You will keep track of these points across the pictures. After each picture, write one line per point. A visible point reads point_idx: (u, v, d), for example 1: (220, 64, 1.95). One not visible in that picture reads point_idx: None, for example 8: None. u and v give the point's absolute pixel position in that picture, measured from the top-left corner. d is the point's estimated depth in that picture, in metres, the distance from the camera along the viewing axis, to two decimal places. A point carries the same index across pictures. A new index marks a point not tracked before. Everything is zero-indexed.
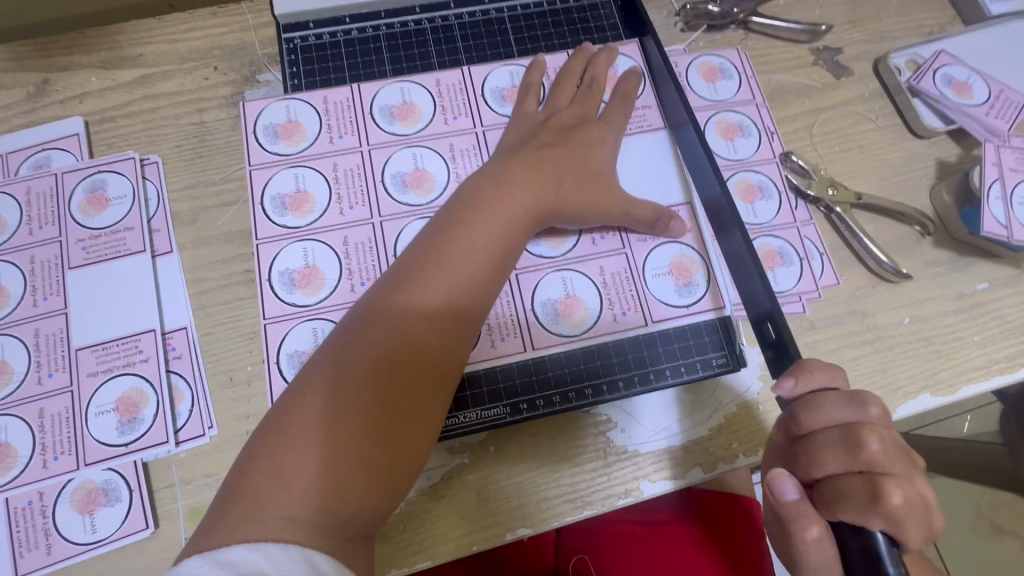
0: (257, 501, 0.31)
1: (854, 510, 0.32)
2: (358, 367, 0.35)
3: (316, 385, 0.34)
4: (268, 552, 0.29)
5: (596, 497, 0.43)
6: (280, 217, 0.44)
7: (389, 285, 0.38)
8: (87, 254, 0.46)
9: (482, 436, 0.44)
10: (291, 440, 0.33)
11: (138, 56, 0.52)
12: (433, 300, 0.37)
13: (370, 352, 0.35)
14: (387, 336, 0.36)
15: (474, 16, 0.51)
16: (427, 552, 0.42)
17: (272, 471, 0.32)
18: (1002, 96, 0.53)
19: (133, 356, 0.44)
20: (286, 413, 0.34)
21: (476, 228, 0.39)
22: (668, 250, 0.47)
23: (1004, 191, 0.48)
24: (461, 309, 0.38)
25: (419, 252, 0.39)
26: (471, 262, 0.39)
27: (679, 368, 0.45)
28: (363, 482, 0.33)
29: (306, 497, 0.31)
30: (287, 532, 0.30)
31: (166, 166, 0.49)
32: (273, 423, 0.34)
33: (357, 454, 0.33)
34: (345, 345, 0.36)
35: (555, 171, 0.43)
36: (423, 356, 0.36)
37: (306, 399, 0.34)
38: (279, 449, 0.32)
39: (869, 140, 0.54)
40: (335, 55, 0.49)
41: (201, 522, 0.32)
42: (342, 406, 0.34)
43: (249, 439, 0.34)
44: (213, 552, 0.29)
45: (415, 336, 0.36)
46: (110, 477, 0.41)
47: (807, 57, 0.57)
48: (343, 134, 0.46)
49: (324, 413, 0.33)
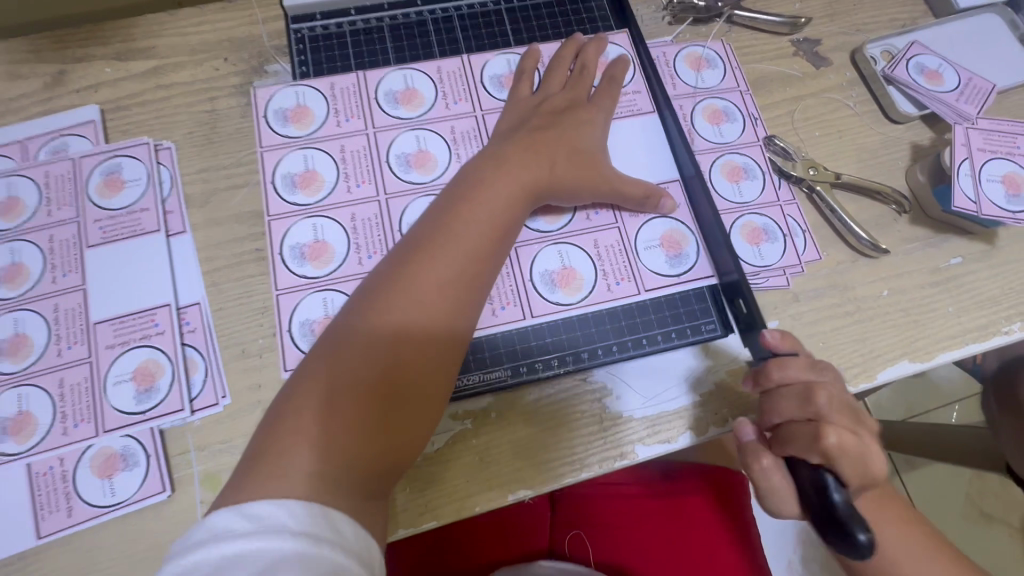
0: (280, 457, 0.33)
1: (799, 450, 0.36)
2: (373, 335, 0.37)
3: (332, 353, 0.37)
4: (290, 509, 0.30)
5: (593, 458, 0.45)
6: (291, 195, 0.47)
7: (397, 261, 0.40)
8: (103, 234, 0.48)
9: (485, 403, 0.46)
10: (313, 402, 0.35)
11: (150, 48, 0.55)
12: (442, 271, 0.39)
13: (381, 323, 0.37)
14: (397, 307, 0.38)
15: (472, 9, 0.54)
16: (433, 513, 0.44)
17: (293, 433, 0.34)
18: (971, 84, 0.56)
19: (149, 328, 0.46)
20: (305, 378, 0.36)
21: (479, 207, 0.42)
22: (658, 225, 0.50)
23: (973, 169, 0.51)
24: (467, 283, 0.40)
25: (428, 228, 0.41)
26: (475, 238, 0.41)
27: (670, 334, 0.48)
28: (379, 443, 0.35)
29: (328, 454, 0.33)
30: (309, 487, 0.32)
31: (179, 151, 0.51)
32: (292, 388, 0.36)
33: (372, 417, 0.35)
34: (358, 317, 0.38)
35: (549, 151, 0.46)
36: (431, 328, 0.38)
37: (322, 366, 0.36)
38: (299, 413, 0.34)
39: (847, 125, 0.57)
40: (341, 45, 0.52)
41: (226, 484, 0.33)
42: (359, 371, 0.36)
43: (271, 403, 0.36)
44: (240, 506, 0.30)
45: (426, 305, 0.38)
46: (128, 443, 0.43)
47: (788, 48, 0.60)
48: (349, 117, 0.49)
49: (342, 379, 0.35)
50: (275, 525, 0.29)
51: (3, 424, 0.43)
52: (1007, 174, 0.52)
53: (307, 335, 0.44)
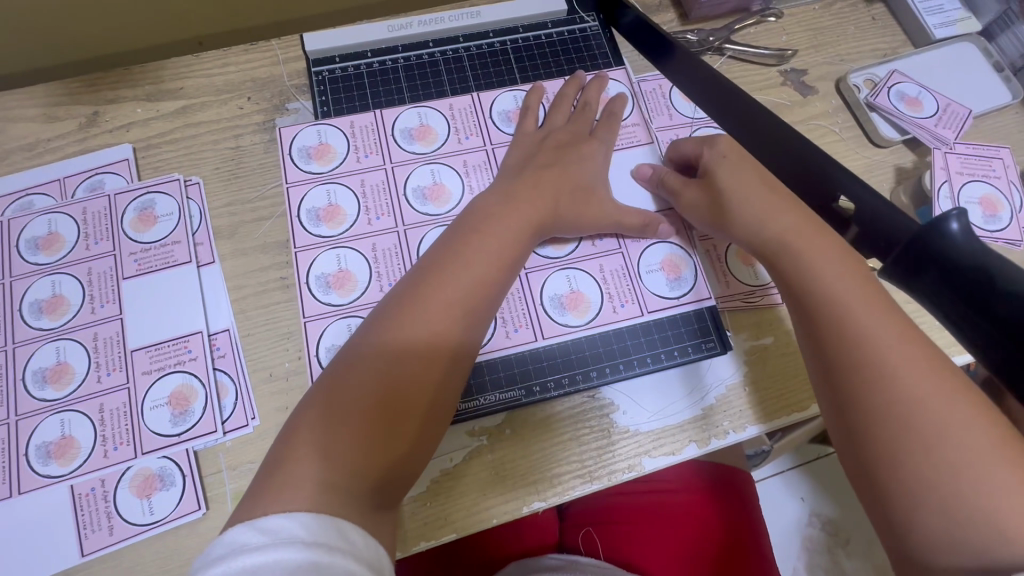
0: (294, 470, 0.35)
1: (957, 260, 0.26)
2: (383, 351, 0.39)
3: (349, 369, 0.39)
4: (302, 521, 0.32)
5: (602, 471, 0.48)
6: (316, 227, 0.50)
7: (408, 285, 0.42)
8: (139, 265, 0.51)
9: (499, 420, 0.49)
10: (324, 414, 0.37)
11: (178, 89, 0.58)
12: (450, 291, 0.41)
13: (394, 344, 0.39)
14: (409, 328, 0.40)
15: (481, 49, 0.58)
16: (451, 525, 0.46)
17: (310, 441, 0.36)
18: (949, 109, 0.60)
19: (183, 355, 0.49)
20: (326, 391, 0.38)
21: (488, 237, 0.44)
22: (659, 250, 0.53)
23: (952, 191, 0.55)
24: (473, 311, 0.42)
25: (439, 252, 0.44)
26: (483, 267, 0.43)
27: (673, 351, 0.51)
28: (383, 461, 0.37)
29: (337, 462, 0.36)
30: (317, 493, 0.34)
31: (207, 186, 0.55)
32: (313, 398, 0.38)
33: (381, 436, 0.37)
34: (371, 336, 0.40)
35: (554, 187, 0.48)
36: (438, 354, 0.40)
37: (340, 386, 0.38)
38: (312, 424, 0.37)
39: (835, 150, 0.61)
40: (359, 85, 0.55)
41: (242, 499, 0.35)
42: (370, 382, 0.38)
43: (290, 414, 0.39)
44: (253, 521, 0.32)
45: (433, 323, 0.40)
46: (165, 464, 0.46)
47: (776, 78, 0.64)
48: (368, 153, 0.52)
49: (355, 389, 0.38)
50: (287, 536, 0.31)
51: (47, 448, 0.46)
52: (985, 197, 0.55)
53: None
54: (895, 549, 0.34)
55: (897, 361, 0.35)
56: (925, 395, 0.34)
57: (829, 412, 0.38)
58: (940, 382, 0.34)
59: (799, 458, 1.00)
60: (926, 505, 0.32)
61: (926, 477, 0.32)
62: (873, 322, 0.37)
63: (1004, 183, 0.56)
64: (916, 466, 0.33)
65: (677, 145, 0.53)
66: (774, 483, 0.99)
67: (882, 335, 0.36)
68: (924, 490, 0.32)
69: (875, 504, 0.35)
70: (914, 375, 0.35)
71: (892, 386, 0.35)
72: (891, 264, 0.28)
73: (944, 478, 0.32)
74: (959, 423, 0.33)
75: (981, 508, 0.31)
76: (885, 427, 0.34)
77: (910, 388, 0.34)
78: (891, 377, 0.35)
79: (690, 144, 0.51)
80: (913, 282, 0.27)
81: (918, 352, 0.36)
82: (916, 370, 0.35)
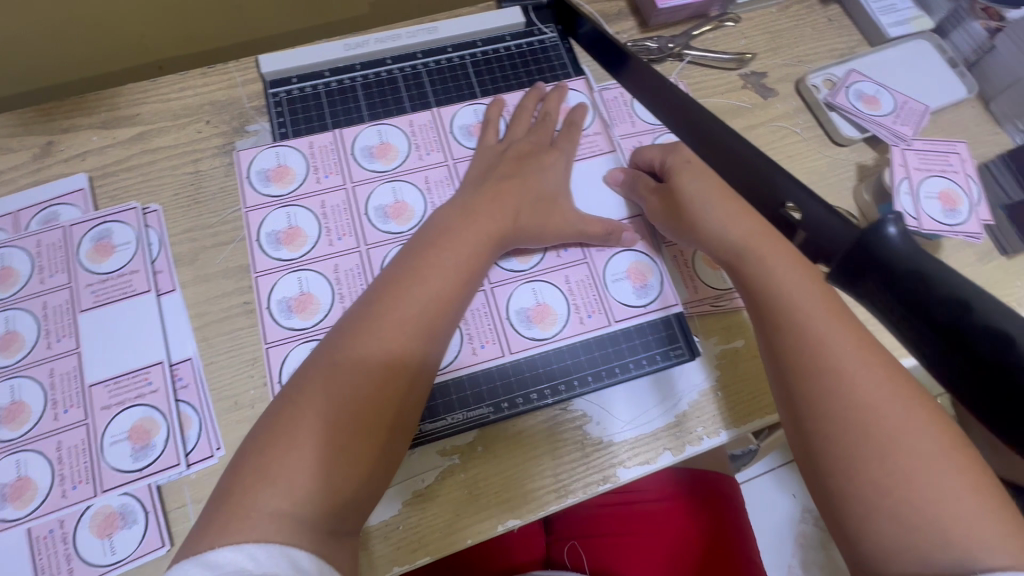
0: (248, 504, 0.34)
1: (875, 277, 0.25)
2: (339, 372, 0.39)
3: (306, 396, 0.38)
4: (250, 553, 0.32)
5: (576, 485, 0.47)
6: (276, 251, 0.49)
7: (367, 305, 0.42)
8: (96, 297, 0.50)
9: (471, 438, 0.48)
10: (279, 440, 0.36)
11: (134, 115, 0.57)
12: (409, 311, 0.41)
13: (353, 370, 0.39)
14: (369, 352, 0.39)
15: (439, 64, 0.58)
16: (425, 548, 0.45)
17: (267, 474, 0.35)
18: (906, 106, 0.61)
19: (143, 387, 0.47)
20: (281, 420, 0.37)
21: (447, 256, 0.44)
22: (625, 258, 0.53)
23: (912, 187, 0.55)
24: (434, 336, 0.42)
25: (398, 270, 0.43)
26: (442, 287, 0.43)
27: (642, 361, 0.50)
28: (345, 491, 0.36)
29: (291, 493, 0.35)
30: (276, 526, 0.34)
31: (166, 213, 0.54)
32: (267, 426, 0.37)
33: (343, 465, 0.36)
34: (329, 360, 0.39)
35: (516, 200, 0.48)
36: (399, 378, 0.40)
37: (295, 414, 0.37)
38: (268, 455, 0.36)
39: (797, 150, 0.62)
40: (317, 105, 0.55)
41: (192, 534, 0.35)
42: (325, 405, 0.37)
43: (244, 444, 0.38)
44: (201, 556, 0.32)
45: (391, 343, 0.40)
46: (127, 501, 0.44)
47: (737, 82, 0.64)
48: (328, 174, 0.52)
49: (308, 416, 0.37)
50: (233, 571, 0.31)
51: (3, 491, 0.44)
52: (943, 191, 0.56)
53: None
54: (850, 553, 0.34)
55: (852, 366, 0.36)
56: (878, 400, 0.34)
57: (787, 418, 0.38)
58: (893, 386, 0.35)
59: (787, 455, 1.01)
60: (881, 512, 0.33)
61: (879, 483, 0.33)
62: (828, 327, 0.37)
63: (962, 177, 0.57)
64: (874, 472, 0.33)
65: (641, 152, 0.53)
66: (762, 482, 0.99)
67: (839, 337, 0.37)
68: (878, 497, 0.33)
69: (831, 510, 0.35)
70: (871, 380, 0.35)
71: (850, 390, 0.35)
72: (834, 267, 0.27)
73: (898, 482, 0.33)
74: (908, 429, 0.34)
75: (930, 511, 0.32)
76: (845, 433, 0.34)
77: (865, 391, 0.35)
78: (848, 380, 0.35)
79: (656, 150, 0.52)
80: (856, 287, 0.26)
81: (873, 356, 0.36)
82: (869, 374, 0.35)
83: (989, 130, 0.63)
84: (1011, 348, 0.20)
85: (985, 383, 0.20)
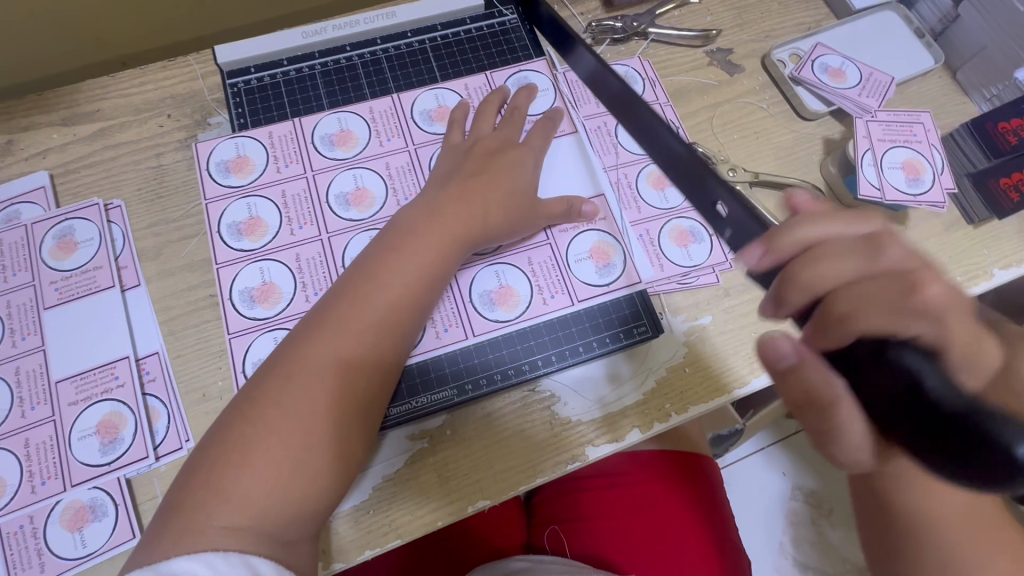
0: (205, 505, 0.35)
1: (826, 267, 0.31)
2: (296, 364, 0.39)
3: (260, 406, 0.38)
4: (209, 562, 0.33)
5: (546, 465, 0.48)
6: (236, 241, 0.49)
7: (329, 297, 0.42)
8: (60, 294, 0.50)
9: (439, 421, 0.48)
10: (240, 436, 0.37)
11: (94, 111, 0.57)
12: (366, 302, 0.41)
13: (309, 372, 0.39)
14: (324, 359, 0.39)
15: (399, 49, 0.57)
16: (396, 531, 0.46)
17: (224, 487, 0.35)
18: (872, 78, 0.61)
19: (110, 382, 0.47)
20: (234, 429, 0.37)
21: (405, 254, 0.43)
22: (588, 237, 0.53)
23: (876, 158, 0.55)
24: (393, 325, 0.42)
25: (360, 263, 0.43)
26: (400, 292, 0.42)
27: (605, 339, 0.50)
28: (305, 496, 0.37)
29: (251, 489, 0.35)
30: (230, 537, 0.34)
31: (129, 208, 0.54)
32: (230, 423, 0.38)
33: (303, 470, 0.37)
34: (290, 351, 0.40)
35: (477, 189, 0.48)
36: (358, 383, 0.40)
37: (255, 412, 0.37)
38: (227, 452, 0.36)
39: (763, 125, 0.61)
40: (276, 95, 0.55)
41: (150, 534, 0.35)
42: (283, 399, 0.38)
43: (209, 437, 0.38)
44: (155, 565, 0.32)
45: (348, 333, 0.40)
46: (96, 495, 0.45)
47: (703, 59, 0.64)
48: (288, 163, 0.52)
49: (268, 409, 0.37)
50: None
51: None
52: (907, 161, 0.56)
53: None
54: None
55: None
56: None
57: None
58: None
59: (777, 434, 1.01)
60: None
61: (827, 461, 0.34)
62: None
63: (925, 147, 0.57)
64: None
65: (790, 222, 0.33)
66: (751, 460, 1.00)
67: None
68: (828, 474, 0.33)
69: None
70: None
71: None
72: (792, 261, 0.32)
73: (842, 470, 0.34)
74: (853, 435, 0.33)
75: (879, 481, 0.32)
76: None
77: None
78: None
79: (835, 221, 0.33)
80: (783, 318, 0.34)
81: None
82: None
83: (956, 100, 0.63)
84: (893, 362, 0.29)
85: (877, 398, 0.30)
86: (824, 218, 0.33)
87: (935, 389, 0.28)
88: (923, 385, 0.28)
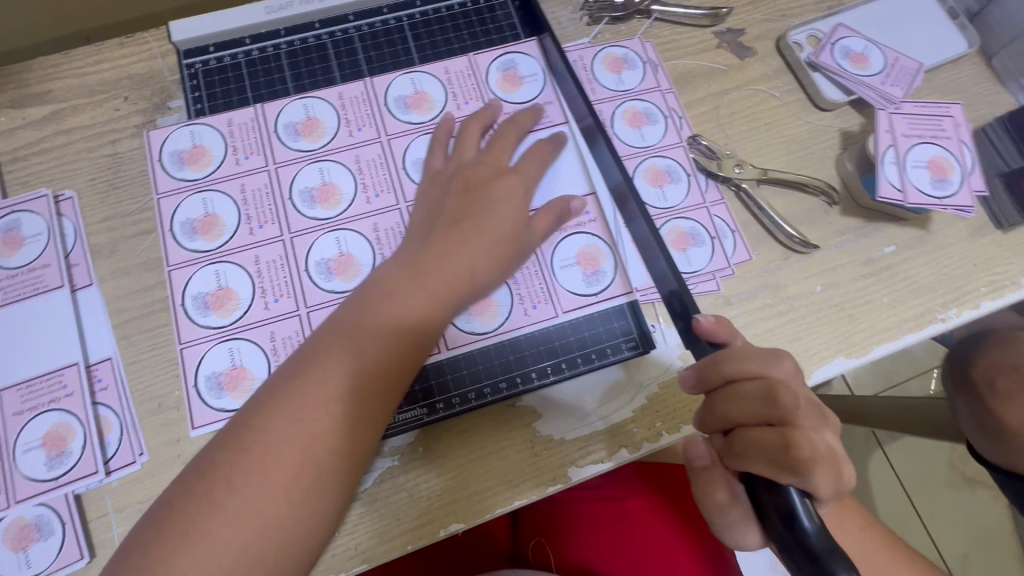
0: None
1: (745, 408, 0.33)
2: (258, 440, 0.34)
3: (217, 481, 0.33)
4: None
5: (525, 487, 0.44)
6: (190, 242, 0.46)
7: (299, 358, 0.37)
8: (5, 294, 0.46)
9: (410, 439, 0.45)
10: (194, 517, 0.33)
11: (46, 93, 0.52)
12: (340, 368, 0.36)
13: (271, 449, 0.34)
14: (284, 437, 0.34)
15: (373, 27, 0.52)
16: (363, 555, 0.43)
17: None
18: (898, 64, 0.55)
19: (57, 391, 0.44)
20: (179, 502, 0.33)
21: (387, 312, 0.38)
22: (574, 241, 0.48)
23: (898, 156, 0.50)
24: (372, 390, 0.37)
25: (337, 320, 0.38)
26: (379, 359, 0.37)
27: (591, 355, 0.46)
28: None
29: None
30: None
31: (82, 200, 0.50)
32: (184, 487, 0.34)
33: (262, 556, 0.33)
34: (253, 421, 0.35)
35: (471, 216, 0.42)
36: (323, 458, 0.34)
37: (211, 475, 0.34)
38: (182, 529, 0.32)
39: (775, 116, 0.56)
40: (237, 78, 0.50)
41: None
42: (243, 481, 0.33)
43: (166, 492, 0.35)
44: None
45: (318, 402, 0.35)
46: (42, 512, 0.42)
47: (710, 41, 0.58)
48: (248, 154, 0.47)
49: (225, 492, 0.33)
50: None
51: None
52: (934, 159, 0.50)
53: (214, 388, 0.43)
54: None
55: None
56: None
57: None
58: None
59: None
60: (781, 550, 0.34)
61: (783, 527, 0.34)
62: None
63: (954, 144, 0.51)
64: None
65: (723, 353, 0.34)
66: None
67: None
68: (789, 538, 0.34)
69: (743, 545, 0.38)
70: None
71: None
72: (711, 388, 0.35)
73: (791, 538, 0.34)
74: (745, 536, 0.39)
75: None
76: None
77: None
78: None
79: (754, 359, 0.34)
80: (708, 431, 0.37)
81: None
82: None
83: (991, 90, 0.57)
84: (779, 498, 0.30)
85: (761, 516, 0.31)
86: (748, 353, 0.34)
87: (806, 531, 0.29)
88: (798, 523, 0.29)
